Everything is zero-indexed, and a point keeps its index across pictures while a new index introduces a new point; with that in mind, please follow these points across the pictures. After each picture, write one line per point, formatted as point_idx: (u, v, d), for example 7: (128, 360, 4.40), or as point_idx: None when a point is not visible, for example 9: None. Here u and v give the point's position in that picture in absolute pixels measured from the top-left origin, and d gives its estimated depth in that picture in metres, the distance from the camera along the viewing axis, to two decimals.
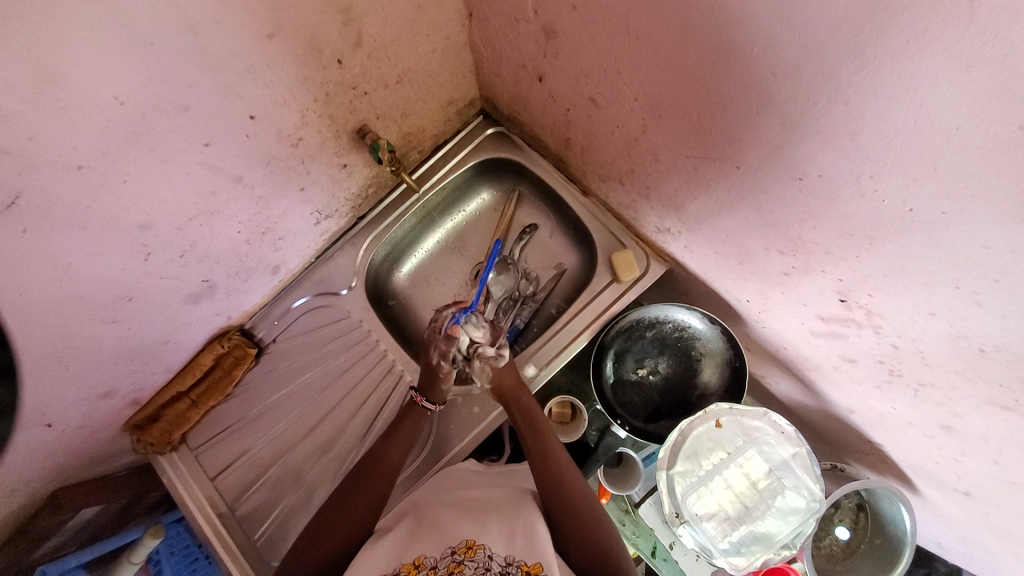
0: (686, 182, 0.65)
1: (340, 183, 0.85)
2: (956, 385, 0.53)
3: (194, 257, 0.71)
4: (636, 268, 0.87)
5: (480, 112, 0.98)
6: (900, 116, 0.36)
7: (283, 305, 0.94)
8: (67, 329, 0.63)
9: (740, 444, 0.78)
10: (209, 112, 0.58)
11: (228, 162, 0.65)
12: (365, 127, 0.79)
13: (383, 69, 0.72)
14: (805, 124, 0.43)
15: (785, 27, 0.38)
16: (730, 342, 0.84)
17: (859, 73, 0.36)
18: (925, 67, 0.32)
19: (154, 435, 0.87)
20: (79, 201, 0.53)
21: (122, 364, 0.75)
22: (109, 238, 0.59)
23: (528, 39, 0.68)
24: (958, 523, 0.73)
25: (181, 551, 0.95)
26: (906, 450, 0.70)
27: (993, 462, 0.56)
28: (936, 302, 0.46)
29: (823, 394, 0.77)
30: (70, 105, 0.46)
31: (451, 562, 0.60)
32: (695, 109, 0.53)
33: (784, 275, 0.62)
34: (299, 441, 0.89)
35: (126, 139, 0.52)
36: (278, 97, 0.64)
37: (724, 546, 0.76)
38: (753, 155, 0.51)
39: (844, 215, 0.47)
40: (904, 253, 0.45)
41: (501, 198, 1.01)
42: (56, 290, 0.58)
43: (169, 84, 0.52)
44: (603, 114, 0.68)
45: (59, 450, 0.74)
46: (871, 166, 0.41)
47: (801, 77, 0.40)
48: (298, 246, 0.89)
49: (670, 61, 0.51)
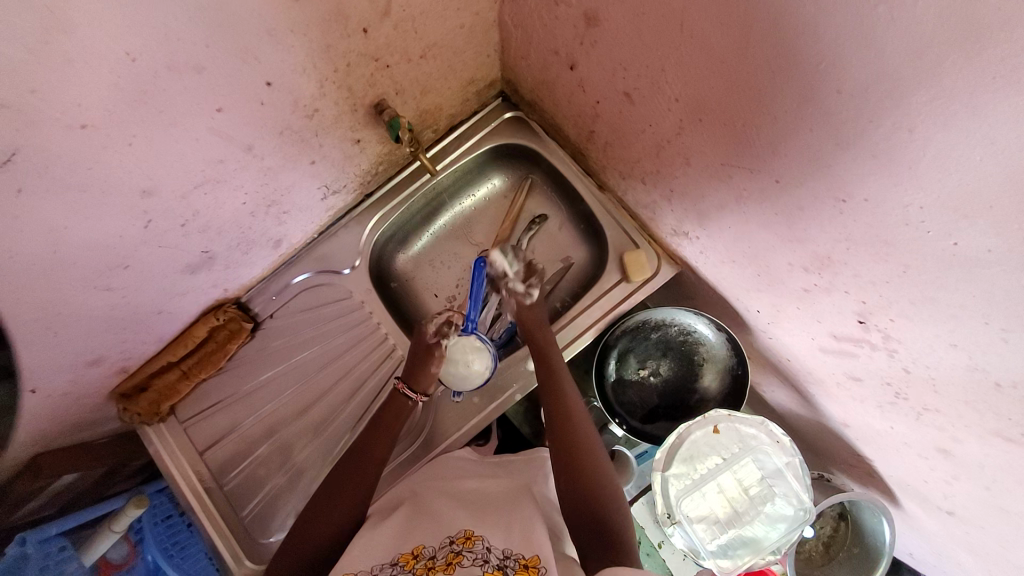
0: (715, 188, 0.63)
1: (351, 159, 0.82)
2: (962, 414, 0.53)
3: (195, 227, 0.68)
4: (647, 268, 0.86)
5: (499, 94, 0.94)
6: (965, 150, 0.35)
7: (283, 280, 0.91)
8: (58, 294, 0.59)
9: (737, 451, 0.79)
10: (224, 76, 0.54)
11: (238, 130, 0.61)
12: (383, 102, 0.75)
13: (408, 43, 0.68)
14: (858, 144, 0.42)
15: (860, 45, 0.36)
16: (734, 349, 0.84)
17: (930, 101, 0.35)
18: (1005, 103, 0.31)
19: (142, 405, 0.83)
20: (80, 162, 0.49)
21: (114, 332, 0.72)
22: (109, 202, 0.55)
23: (566, 24, 0.65)
24: (935, 539, 0.76)
25: (164, 522, 0.93)
26: (896, 468, 0.72)
27: (986, 489, 0.58)
28: (960, 333, 0.46)
29: (819, 407, 0.79)
30: (77, 59, 0.42)
31: (450, 552, 0.59)
32: (741, 115, 0.51)
33: (803, 291, 0.62)
34: (295, 417, 0.88)
35: (133, 100, 0.49)
36: (297, 65, 0.60)
37: (712, 548, 0.77)
38: (795, 169, 0.50)
39: (882, 239, 0.46)
40: (938, 284, 0.44)
41: (512, 185, 0.98)
42: (49, 253, 0.54)
43: (184, 42, 0.48)
44: (636, 110, 0.66)
45: (43, 417, 0.71)
46: (922, 196, 0.40)
47: (865, 98, 0.39)
48: (302, 220, 0.85)
49: (723, 65, 0.48)
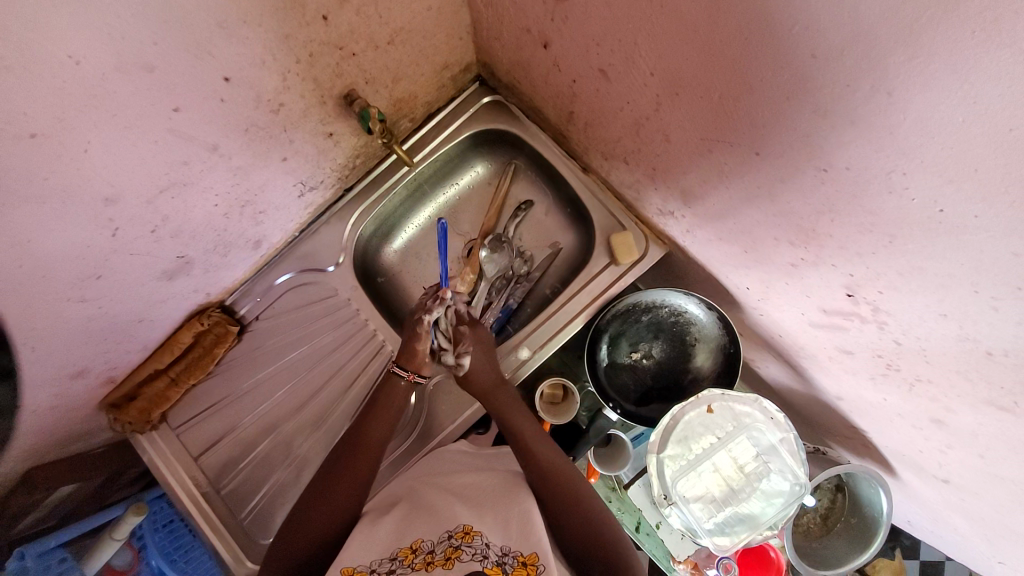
0: (697, 165, 0.62)
1: (325, 153, 0.79)
2: (954, 383, 0.53)
3: (167, 232, 0.66)
4: (635, 250, 0.85)
5: (476, 78, 0.92)
6: (946, 114, 0.34)
7: (266, 281, 0.89)
8: (29, 309, 0.58)
9: (731, 429, 0.79)
10: (180, 74, 0.52)
11: (201, 130, 0.59)
12: (353, 92, 0.72)
13: (373, 28, 0.66)
14: (838, 113, 0.40)
15: (835, 6, 0.34)
16: (726, 328, 0.83)
17: (909, 63, 0.33)
18: (987, 63, 0.30)
19: (132, 414, 0.83)
20: (35, 172, 0.48)
21: (95, 343, 0.71)
22: (71, 212, 0.53)
23: (535, 0, 0.63)
24: (932, 506, 0.76)
25: (165, 527, 0.93)
26: (890, 438, 0.71)
27: (979, 456, 0.58)
28: (950, 303, 0.45)
29: (813, 381, 0.78)
30: (16, 63, 0.40)
31: (449, 546, 0.59)
32: (718, 89, 0.49)
33: (791, 266, 0.61)
34: (288, 417, 0.87)
35: (83, 104, 0.47)
36: (256, 57, 0.57)
37: (709, 527, 0.78)
38: (776, 142, 0.48)
39: (867, 210, 0.45)
40: (924, 253, 0.43)
41: (495, 172, 0.96)
42: (14, 267, 0.53)
43: (131, 40, 0.46)
44: (613, 88, 0.64)
45: (30, 432, 0.71)
46: (906, 163, 0.38)
47: (843, 63, 0.37)
48: (280, 219, 0.83)
49: (697, 36, 0.46)
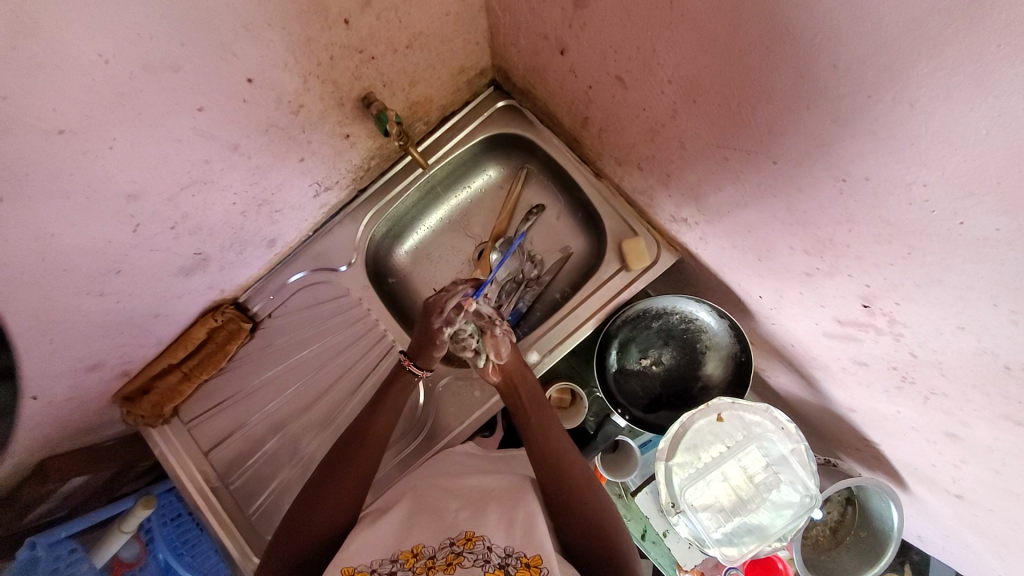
0: (712, 172, 0.62)
1: (341, 154, 0.80)
2: (970, 397, 0.52)
3: (185, 229, 0.67)
4: (647, 256, 0.85)
5: (490, 83, 0.93)
6: (969, 125, 0.34)
7: (279, 280, 0.90)
8: (50, 301, 0.59)
9: (741, 438, 0.78)
10: (203, 74, 0.53)
11: (222, 129, 0.60)
12: (370, 95, 0.73)
13: (392, 32, 0.67)
14: (858, 123, 0.40)
15: (858, 17, 0.34)
16: (737, 336, 0.83)
17: (932, 73, 0.33)
18: (1012, 76, 0.30)
19: (145, 407, 0.84)
20: (62, 168, 0.49)
21: (111, 336, 0.72)
22: (94, 207, 0.55)
23: (554, 6, 0.63)
24: (945, 522, 0.75)
25: (173, 521, 0.94)
26: (903, 452, 0.70)
27: (994, 472, 0.57)
28: (969, 316, 0.44)
29: (825, 392, 0.77)
30: (49, 62, 0.41)
31: (450, 553, 0.59)
32: (735, 97, 0.49)
33: (805, 275, 0.60)
34: (298, 415, 0.88)
35: (110, 103, 0.48)
36: (278, 59, 0.58)
37: (717, 536, 0.77)
38: (794, 151, 0.48)
39: (886, 220, 0.44)
40: (943, 265, 0.43)
41: (508, 176, 0.97)
42: (38, 259, 0.54)
43: (158, 40, 0.47)
44: (629, 94, 0.64)
45: (46, 423, 0.72)
46: (927, 174, 0.38)
47: (866, 73, 0.37)
48: (295, 218, 0.84)
49: (716, 44, 0.47)
